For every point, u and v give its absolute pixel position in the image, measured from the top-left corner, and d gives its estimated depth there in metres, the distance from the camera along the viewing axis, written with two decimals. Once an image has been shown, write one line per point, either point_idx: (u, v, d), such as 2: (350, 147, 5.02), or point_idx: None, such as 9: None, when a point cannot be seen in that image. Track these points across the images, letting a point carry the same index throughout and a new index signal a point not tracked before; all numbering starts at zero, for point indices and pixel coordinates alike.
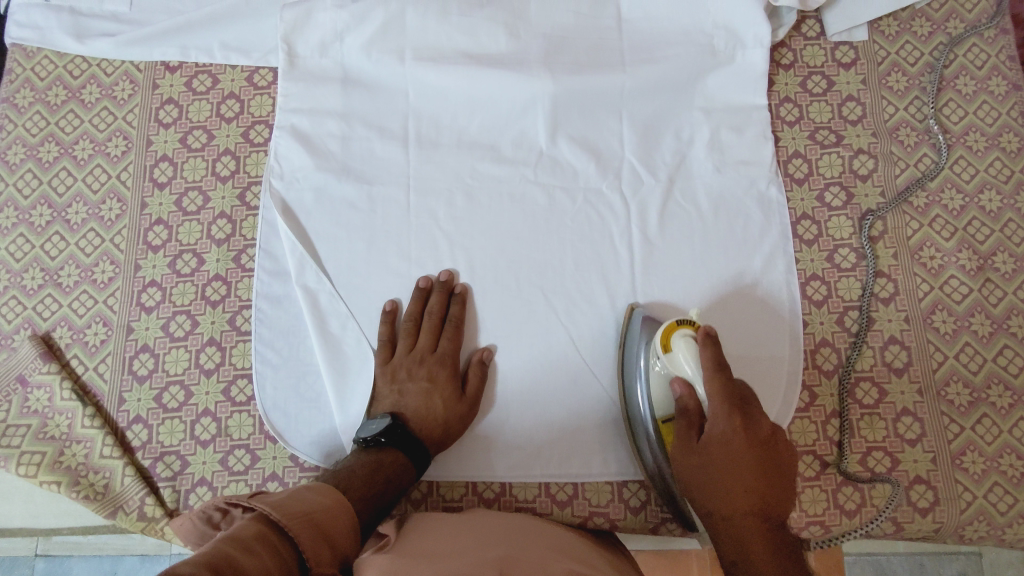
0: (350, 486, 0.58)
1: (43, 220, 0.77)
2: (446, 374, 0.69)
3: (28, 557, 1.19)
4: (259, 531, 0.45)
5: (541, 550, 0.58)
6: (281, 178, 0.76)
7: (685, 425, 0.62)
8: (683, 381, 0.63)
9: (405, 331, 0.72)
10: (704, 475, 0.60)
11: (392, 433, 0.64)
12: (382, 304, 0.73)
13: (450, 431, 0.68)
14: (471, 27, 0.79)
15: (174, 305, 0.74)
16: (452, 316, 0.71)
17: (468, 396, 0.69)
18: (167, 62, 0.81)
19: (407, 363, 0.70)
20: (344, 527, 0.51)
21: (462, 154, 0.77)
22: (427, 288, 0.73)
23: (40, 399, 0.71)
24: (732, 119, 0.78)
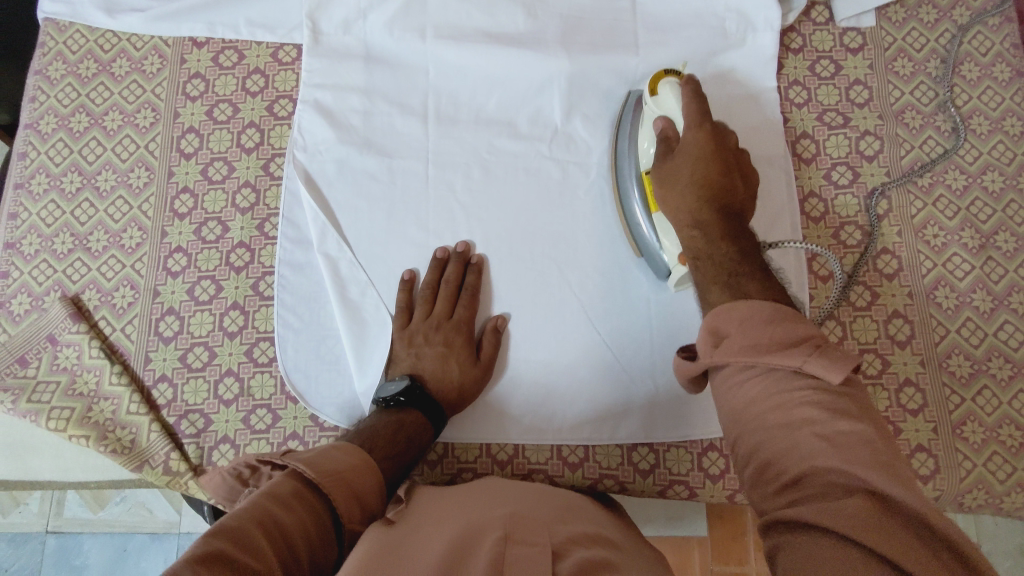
0: (375, 446, 0.61)
1: (73, 187, 0.79)
2: (462, 340, 0.71)
3: (41, 532, 1.22)
4: (295, 489, 0.50)
5: (549, 509, 0.59)
6: (304, 150, 0.79)
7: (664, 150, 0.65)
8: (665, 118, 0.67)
9: (423, 299, 0.74)
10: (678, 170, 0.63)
11: (412, 394, 0.67)
12: (402, 274, 0.75)
13: (465, 395, 0.70)
14: (490, 7, 0.81)
15: (199, 270, 0.76)
16: (468, 285, 0.74)
17: (483, 361, 0.71)
18: (194, 37, 0.84)
19: (423, 328, 0.72)
20: (370, 482, 0.56)
21: (480, 130, 0.80)
22: (444, 259, 0.75)
23: (70, 357, 0.73)
24: (743, 99, 0.80)
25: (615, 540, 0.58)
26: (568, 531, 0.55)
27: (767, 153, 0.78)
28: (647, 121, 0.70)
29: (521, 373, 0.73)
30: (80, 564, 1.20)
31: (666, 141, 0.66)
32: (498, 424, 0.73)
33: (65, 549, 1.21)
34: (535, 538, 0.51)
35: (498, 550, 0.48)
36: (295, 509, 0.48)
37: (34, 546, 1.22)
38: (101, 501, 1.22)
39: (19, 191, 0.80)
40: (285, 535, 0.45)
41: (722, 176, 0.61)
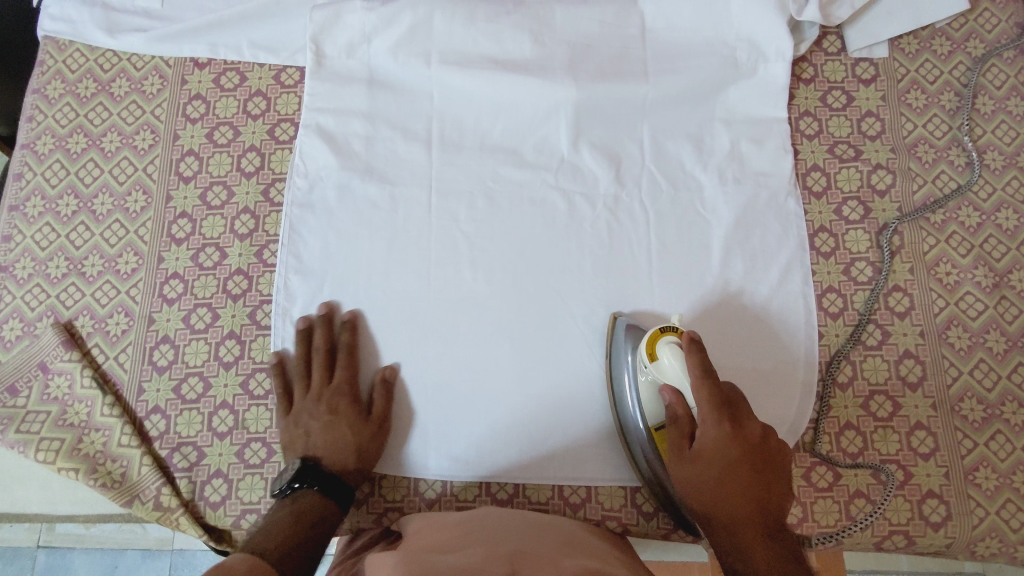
0: (268, 546, 0.57)
1: (69, 210, 0.78)
2: (348, 402, 0.69)
3: (31, 548, 1.20)
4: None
5: (551, 544, 0.58)
6: (305, 176, 0.77)
7: (678, 434, 0.62)
8: (672, 389, 0.63)
9: (297, 376, 0.71)
10: (701, 484, 0.60)
11: (306, 476, 0.64)
12: (296, 321, 0.73)
13: (366, 457, 0.68)
14: (497, 33, 0.80)
15: (195, 298, 0.74)
16: (343, 344, 0.71)
17: (375, 418, 0.69)
18: (196, 58, 0.82)
19: (308, 405, 0.69)
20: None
21: (484, 159, 0.78)
22: (307, 328, 0.72)
23: (61, 386, 0.72)
24: (753, 131, 0.79)
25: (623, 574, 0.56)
26: (574, 564, 0.53)
27: (776, 187, 0.77)
28: (647, 378, 0.65)
29: (522, 409, 0.71)
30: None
31: (676, 419, 0.62)
32: (494, 462, 0.71)
33: (54, 567, 1.19)
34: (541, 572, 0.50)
35: None
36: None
37: (23, 564, 1.19)
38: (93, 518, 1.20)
39: (14, 212, 0.78)
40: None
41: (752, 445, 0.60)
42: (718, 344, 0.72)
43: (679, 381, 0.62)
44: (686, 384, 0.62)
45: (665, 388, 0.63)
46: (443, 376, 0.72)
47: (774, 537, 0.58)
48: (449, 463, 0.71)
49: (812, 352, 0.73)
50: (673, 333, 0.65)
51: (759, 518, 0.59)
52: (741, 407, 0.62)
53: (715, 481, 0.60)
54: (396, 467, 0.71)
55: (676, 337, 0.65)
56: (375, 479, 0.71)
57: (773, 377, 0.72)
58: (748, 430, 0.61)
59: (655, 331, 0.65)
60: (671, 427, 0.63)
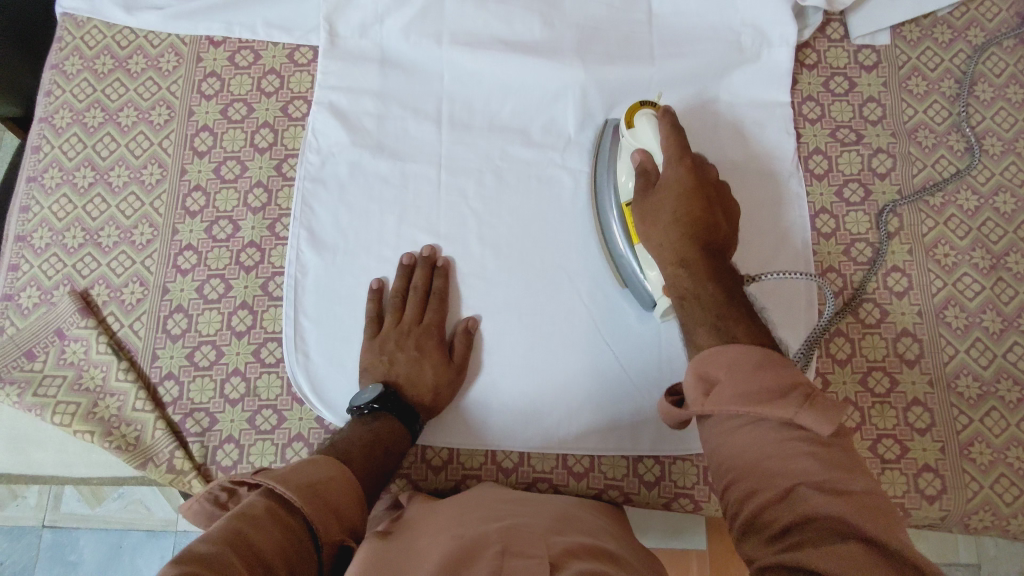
0: (352, 458, 0.60)
1: (86, 182, 0.79)
2: (434, 344, 0.72)
3: (37, 526, 1.21)
4: (269, 506, 0.47)
5: (545, 520, 0.59)
6: (318, 152, 0.79)
7: (644, 184, 0.66)
8: (643, 151, 0.67)
9: (392, 306, 0.74)
10: (658, 216, 0.63)
11: (386, 400, 0.68)
12: (400, 257, 0.76)
13: (439, 398, 0.70)
14: (507, 15, 0.82)
15: (209, 268, 0.76)
16: (435, 289, 0.74)
17: (455, 362, 0.71)
18: (211, 36, 0.84)
19: (395, 335, 0.72)
20: (349, 500, 0.53)
21: (493, 138, 0.80)
22: (410, 265, 0.75)
23: (77, 352, 0.73)
24: (757, 113, 0.80)
25: (616, 551, 0.57)
26: (565, 541, 0.54)
27: (778, 170, 0.79)
28: (626, 153, 0.70)
29: (529, 379, 0.73)
30: (75, 560, 1.20)
31: (645, 174, 0.66)
32: (498, 431, 0.72)
33: (60, 544, 1.21)
34: (533, 551, 0.51)
35: (496, 561, 0.49)
36: (269, 529, 0.45)
37: (30, 541, 1.21)
38: (99, 497, 1.22)
39: (32, 184, 0.80)
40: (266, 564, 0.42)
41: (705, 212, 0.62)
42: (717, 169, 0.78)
43: (648, 141, 0.67)
44: (657, 145, 0.66)
45: (637, 153, 0.67)
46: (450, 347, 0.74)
47: (716, 257, 0.61)
48: (457, 436, 0.72)
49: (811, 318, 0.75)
50: (649, 109, 0.69)
51: (704, 231, 0.61)
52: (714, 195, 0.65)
53: (671, 217, 0.63)
54: None
55: (652, 112, 0.69)
56: None
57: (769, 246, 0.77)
58: (705, 172, 0.65)
59: (635, 105, 0.70)
60: (639, 177, 0.67)
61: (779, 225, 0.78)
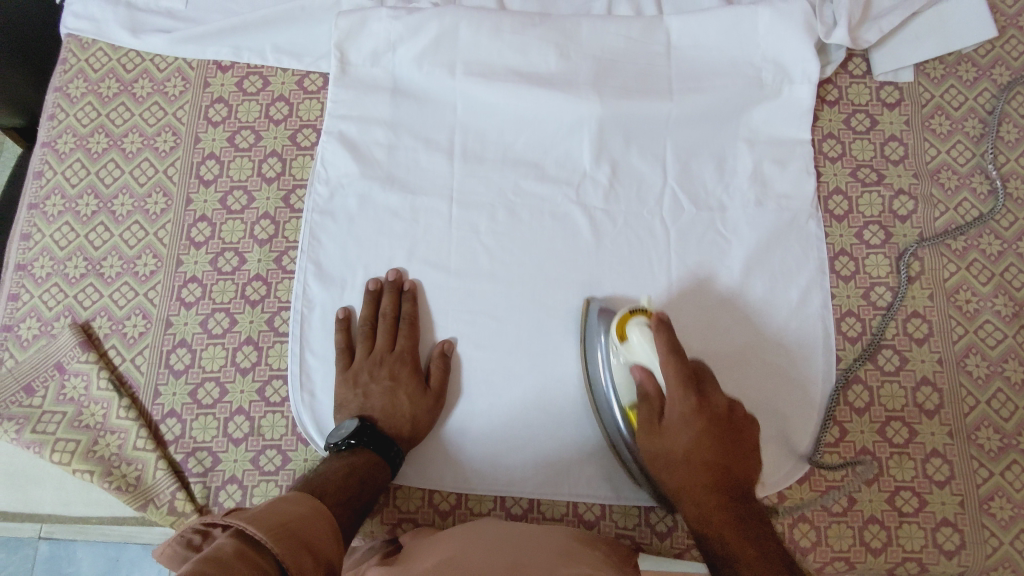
0: (326, 493, 0.58)
1: (89, 210, 0.78)
2: (407, 371, 0.71)
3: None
4: (238, 547, 0.44)
5: (544, 557, 0.56)
6: (326, 184, 0.77)
7: (648, 413, 0.63)
8: (642, 367, 0.63)
9: (362, 336, 0.73)
10: (669, 462, 0.62)
11: (362, 434, 0.66)
12: (366, 283, 0.74)
13: (418, 427, 0.69)
14: (523, 46, 0.80)
15: (213, 302, 0.74)
16: (405, 314, 0.73)
17: (432, 389, 0.70)
18: (219, 61, 0.82)
19: (368, 366, 0.71)
20: (322, 535, 0.50)
21: (506, 172, 0.78)
22: (377, 290, 0.73)
23: (77, 387, 0.71)
24: (776, 152, 0.79)
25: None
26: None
27: (796, 211, 0.77)
28: (620, 359, 0.65)
29: (539, 420, 0.71)
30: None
31: (648, 401, 0.63)
32: (508, 477, 0.70)
33: None
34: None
35: None
36: (238, 568, 0.42)
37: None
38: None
39: (34, 210, 0.78)
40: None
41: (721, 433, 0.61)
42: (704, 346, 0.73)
43: (649, 362, 0.62)
44: (656, 362, 0.62)
45: (635, 368, 0.63)
46: (457, 387, 0.73)
47: (735, 490, 0.60)
48: (466, 482, 0.71)
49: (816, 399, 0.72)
50: (643, 314, 0.64)
51: (721, 472, 0.61)
52: (706, 380, 0.64)
53: (687, 453, 0.61)
54: (409, 478, 0.71)
55: (646, 319, 0.64)
56: (388, 490, 0.71)
57: (772, 395, 0.72)
58: (713, 402, 0.62)
59: (626, 311, 0.65)
60: (642, 406, 0.64)
61: (789, 376, 0.73)
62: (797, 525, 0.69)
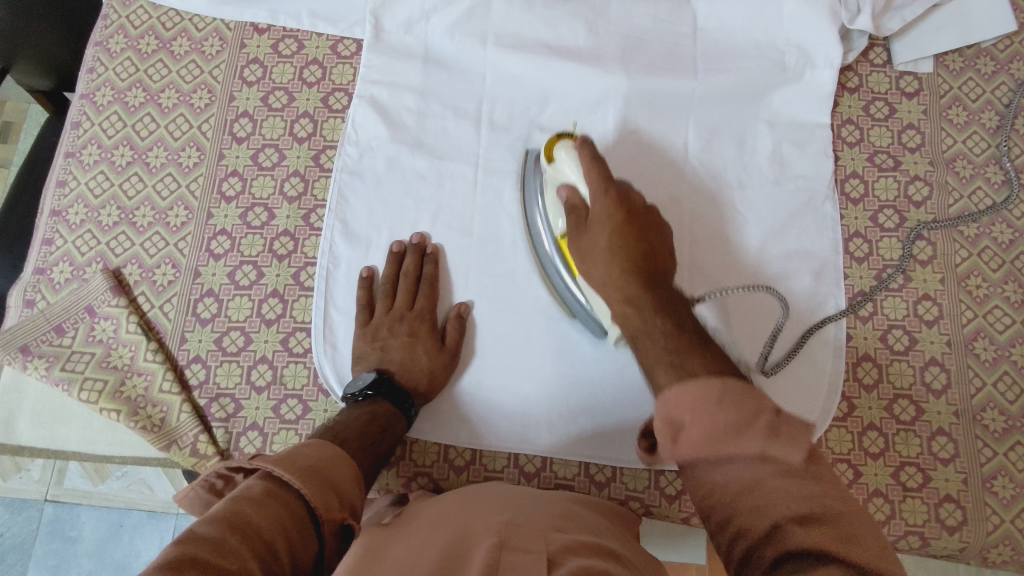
0: (347, 437, 0.60)
1: (124, 160, 0.80)
2: (426, 329, 0.73)
3: (39, 500, 1.23)
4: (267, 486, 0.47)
5: (544, 516, 0.57)
6: (356, 145, 0.79)
7: (575, 221, 0.64)
8: (568, 185, 0.65)
9: (383, 294, 0.74)
10: (594, 250, 0.62)
11: (379, 386, 0.68)
12: (389, 244, 0.76)
13: (434, 382, 0.71)
14: (553, 20, 0.82)
15: (242, 254, 0.76)
16: (425, 275, 0.74)
17: (449, 347, 0.72)
18: (256, 23, 0.84)
19: (387, 321, 0.73)
20: (346, 476, 0.52)
21: (533, 140, 0.80)
22: (399, 252, 0.75)
23: (106, 330, 0.73)
24: (796, 135, 0.80)
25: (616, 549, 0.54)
26: (565, 538, 0.51)
27: (812, 192, 0.79)
28: (551, 186, 0.69)
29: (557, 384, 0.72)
30: (75, 536, 1.22)
31: (574, 210, 0.64)
32: (523, 431, 0.72)
33: (61, 521, 1.22)
34: (530, 545, 0.48)
35: (493, 555, 0.46)
36: (269, 507, 0.44)
37: (30, 514, 1.23)
38: (101, 475, 1.23)
39: (70, 159, 0.80)
40: (262, 538, 0.42)
41: (639, 244, 0.60)
42: (649, 190, 0.78)
43: (574, 176, 0.65)
44: (579, 175, 0.64)
45: (564, 186, 0.65)
46: (477, 346, 0.74)
47: (660, 284, 0.58)
48: (480, 438, 0.72)
49: (837, 382, 0.73)
50: (568, 138, 0.68)
51: (642, 260, 0.60)
52: (628, 184, 0.64)
53: (606, 245, 0.61)
54: (425, 431, 0.73)
55: (571, 142, 0.68)
56: (406, 444, 0.73)
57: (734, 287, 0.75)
58: (634, 200, 0.63)
59: (553, 137, 0.69)
60: (569, 215, 0.65)
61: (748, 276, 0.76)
62: None
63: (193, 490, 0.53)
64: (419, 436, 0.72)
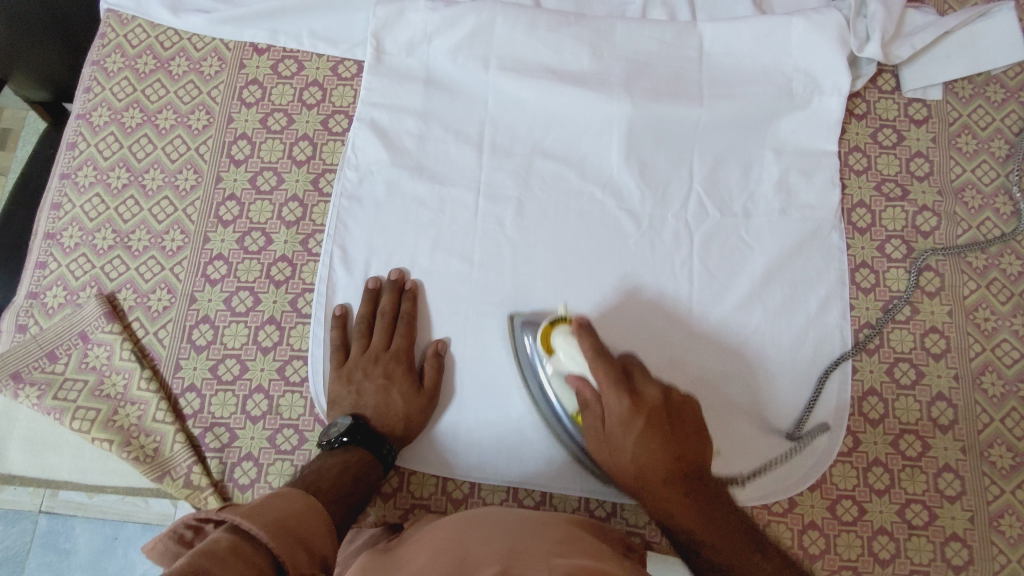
0: (319, 489, 0.59)
1: (120, 182, 0.78)
2: (402, 370, 0.71)
3: (34, 512, 1.22)
4: (233, 544, 0.45)
5: (543, 542, 0.54)
6: (356, 170, 0.78)
7: (592, 417, 0.63)
8: (576, 376, 0.64)
9: (358, 333, 0.73)
10: (616, 449, 0.61)
11: (355, 432, 0.66)
12: (365, 281, 0.75)
13: (411, 426, 0.69)
14: (557, 44, 0.80)
15: (238, 280, 0.75)
16: (403, 314, 0.73)
17: (426, 389, 0.70)
18: (256, 44, 0.83)
19: (362, 363, 0.71)
20: (317, 529, 0.51)
21: (535, 166, 0.79)
22: (376, 290, 0.74)
23: (100, 357, 0.72)
24: (803, 162, 0.79)
25: (623, 575, 0.51)
26: (566, 563, 0.49)
27: (818, 221, 0.78)
28: (557, 374, 0.67)
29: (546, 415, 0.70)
30: (68, 549, 1.20)
31: (587, 406, 0.63)
32: (512, 455, 0.71)
33: (56, 533, 1.21)
34: (529, 573, 0.46)
35: None
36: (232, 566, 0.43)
37: (24, 527, 1.21)
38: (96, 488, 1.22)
39: (65, 180, 0.79)
40: None
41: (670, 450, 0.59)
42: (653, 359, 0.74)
43: (581, 370, 0.63)
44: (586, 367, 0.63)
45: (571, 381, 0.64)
46: (474, 376, 0.73)
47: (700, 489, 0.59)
48: (460, 467, 0.71)
49: (842, 417, 0.72)
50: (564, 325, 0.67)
51: (681, 462, 0.59)
52: (637, 375, 0.63)
53: (634, 454, 0.60)
54: (423, 464, 0.72)
55: (568, 327, 0.67)
56: (403, 476, 0.72)
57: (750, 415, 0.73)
58: (650, 398, 0.61)
59: (548, 325, 0.68)
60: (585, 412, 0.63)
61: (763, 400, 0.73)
62: (807, 532, 0.69)
63: (162, 541, 0.53)
64: (403, 462, 0.72)
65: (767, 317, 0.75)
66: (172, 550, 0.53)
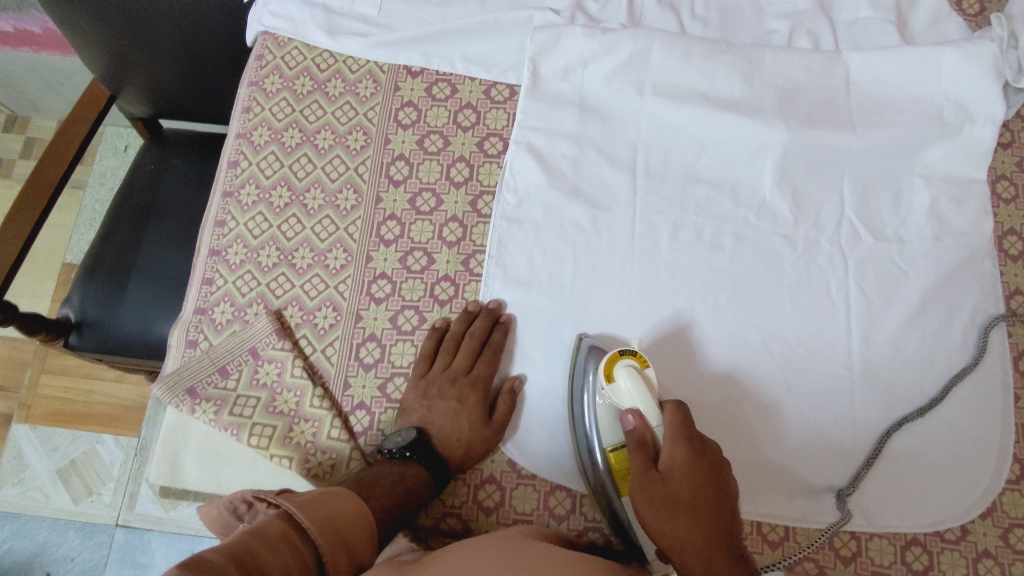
0: (371, 495, 0.63)
1: (282, 201, 0.80)
2: (475, 399, 0.71)
3: (110, 526, 1.37)
4: (283, 531, 0.51)
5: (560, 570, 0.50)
6: (515, 192, 0.79)
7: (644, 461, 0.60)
8: (637, 414, 0.62)
9: (446, 350, 0.73)
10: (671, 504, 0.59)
11: (417, 447, 0.67)
12: (466, 303, 0.76)
13: (471, 454, 0.69)
14: (710, 71, 0.82)
15: (403, 299, 0.76)
16: (492, 342, 0.73)
17: (494, 422, 0.70)
18: (410, 67, 0.85)
19: (440, 380, 0.72)
20: (364, 536, 0.56)
21: (689, 191, 0.80)
22: (473, 312, 0.75)
23: (270, 373, 0.73)
24: (954, 190, 0.80)
25: None
26: None
27: (973, 248, 0.79)
28: (609, 410, 0.65)
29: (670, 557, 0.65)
30: (146, 563, 1.34)
31: (644, 445, 0.61)
32: None
33: (133, 545, 1.35)
34: None
35: None
36: (279, 550, 0.49)
37: (101, 539, 1.36)
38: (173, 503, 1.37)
39: (228, 198, 0.80)
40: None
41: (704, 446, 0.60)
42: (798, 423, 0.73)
43: (642, 403, 0.62)
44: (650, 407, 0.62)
45: (627, 413, 0.62)
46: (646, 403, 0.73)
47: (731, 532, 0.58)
48: None
49: (1007, 443, 0.73)
50: (631, 358, 0.65)
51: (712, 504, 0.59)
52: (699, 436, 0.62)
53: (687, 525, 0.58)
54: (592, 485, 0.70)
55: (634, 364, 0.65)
56: (575, 496, 0.70)
57: (913, 487, 0.71)
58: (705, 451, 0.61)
59: (615, 353, 0.65)
60: (637, 451, 0.61)
61: (931, 466, 0.72)
62: (982, 560, 0.69)
63: (216, 509, 0.59)
64: (530, 466, 0.71)
65: (926, 342, 0.75)
66: (224, 520, 0.58)
